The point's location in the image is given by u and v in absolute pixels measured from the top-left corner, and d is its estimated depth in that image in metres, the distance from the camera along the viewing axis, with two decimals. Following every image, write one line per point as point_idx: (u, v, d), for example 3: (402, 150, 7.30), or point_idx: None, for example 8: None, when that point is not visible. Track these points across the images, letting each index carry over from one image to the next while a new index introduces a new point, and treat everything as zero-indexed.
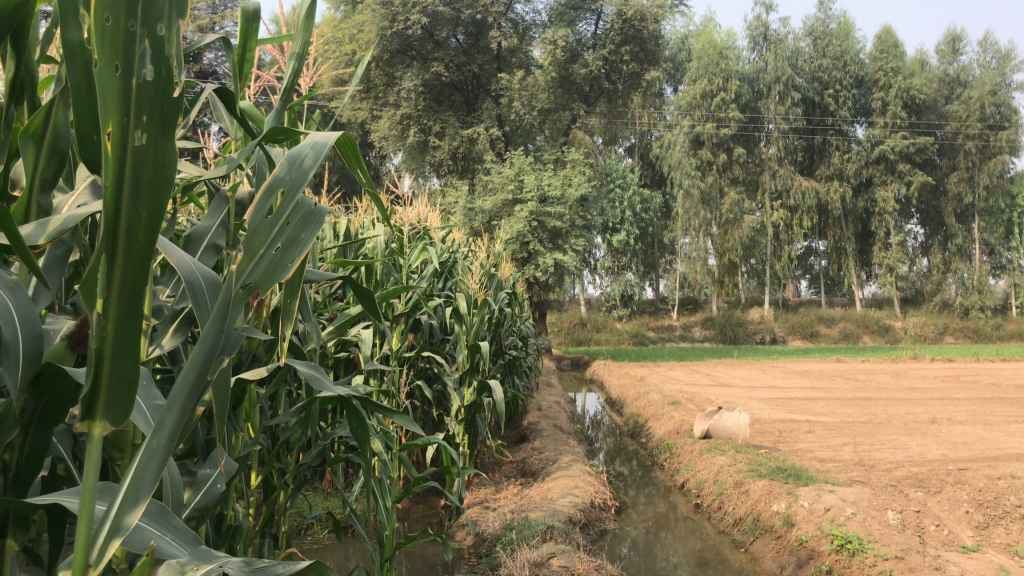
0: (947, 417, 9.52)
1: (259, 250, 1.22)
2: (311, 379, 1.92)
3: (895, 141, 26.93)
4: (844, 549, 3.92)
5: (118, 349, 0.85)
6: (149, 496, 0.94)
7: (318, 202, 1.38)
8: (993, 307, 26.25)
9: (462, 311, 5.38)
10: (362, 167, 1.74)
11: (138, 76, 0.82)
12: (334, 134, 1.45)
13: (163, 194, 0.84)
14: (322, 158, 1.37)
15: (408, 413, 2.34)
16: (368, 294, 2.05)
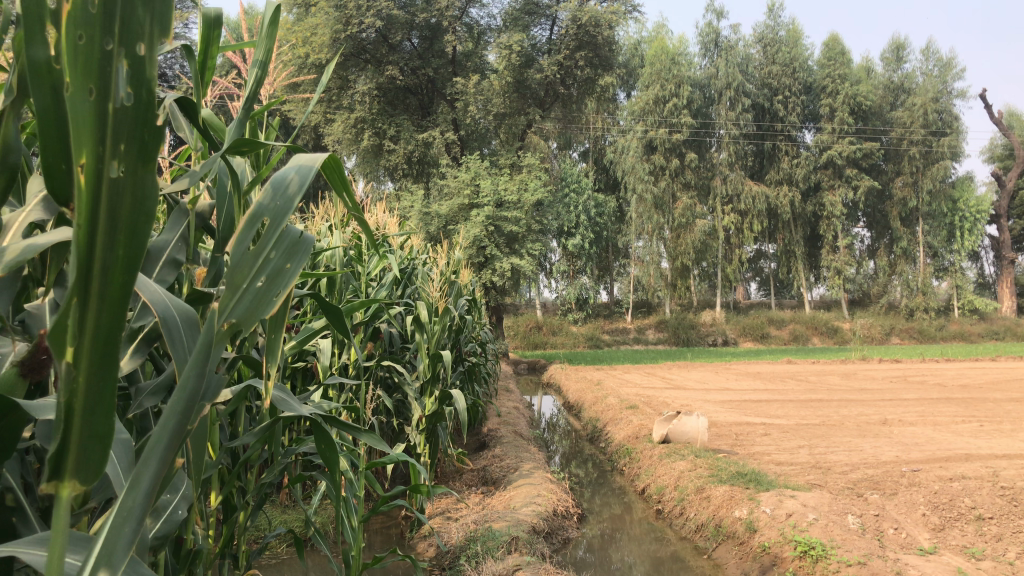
0: (898, 418, 9.69)
1: (243, 285, 1.16)
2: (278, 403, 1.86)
3: (842, 146, 27.48)
4: (807, 556, 3.95)
5: (90, 404, 0.73)
6: (123, 562, 0.83)
7: (304, 231, 1.35)
8: (936, 308, 26.96)
9: (423, 320, 5.32)
10: (345, 189, 1.70)
11: (116, 101, 0.70)
12: (319, 157, 1.41)
13: (143, 229, 0.71)
14: (307, 184, 1.33)
15: (376, 432, 2.27)
16: (338, 313, 1.98)
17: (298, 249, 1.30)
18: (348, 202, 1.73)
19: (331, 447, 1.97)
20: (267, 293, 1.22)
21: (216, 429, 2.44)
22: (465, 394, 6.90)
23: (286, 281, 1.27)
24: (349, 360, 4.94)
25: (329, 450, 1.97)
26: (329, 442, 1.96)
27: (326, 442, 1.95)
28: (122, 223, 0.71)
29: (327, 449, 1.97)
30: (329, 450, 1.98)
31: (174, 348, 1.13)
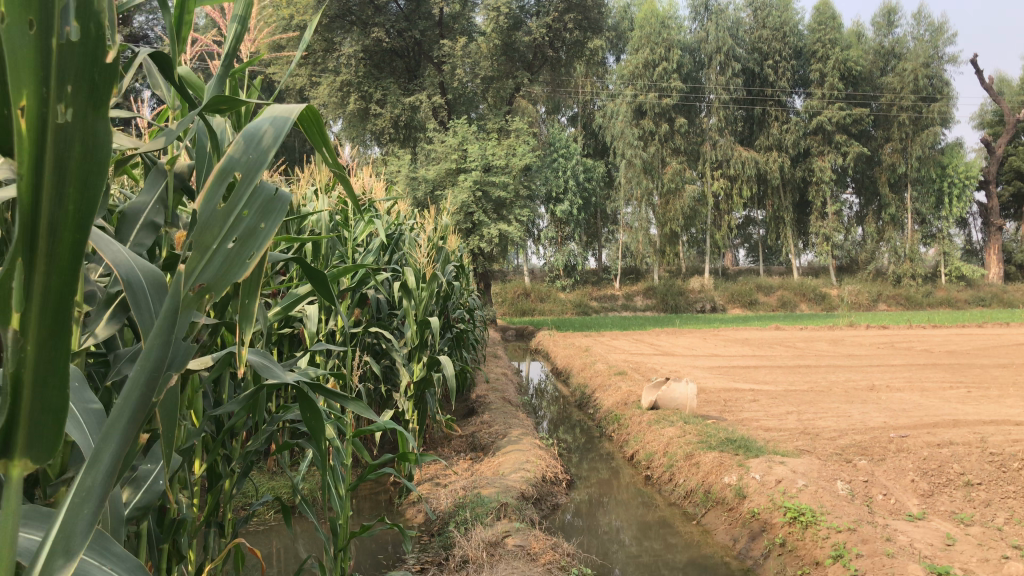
0: (886, 384, 9.72)
1: (212, 245, 1.11)
2: (260, 371, 1.80)
3: (832, 112, 27.33)
4: (797, 522, 3.94)
5: (42, 373, 0.69)
6: (84, 546, 0.78)
7: (276, 187, 1.29)
8: (923, 275, 27.12)
9: (410, 286, 5.25)
10: (324, 143, 1.63)
11: (59, 37, 0.65)
12: (295, 106, 1.33)
13: (96, 182, 0.68)
14: (280, 136, 1.24)
15: (362, 399, 2.22)
16: (322, 279, 1.92)
17: (273, 208, 1.26)
18: (328, 158, 1.66)
19: (315, 414, 1.92)
20: (239, 255, 1.17)
21: (198, 396, 2.39)
22: (453, 360, 6.86)
23: (261, 242, 1.22)
24: (336, 327, 4.89)
25: (314, 419, 1.92)
26: (314, 410, 1.91)
27: (310, 411, 1.90)
28: (69, 174, 0.68)
29: (312, 418, 1.92)
30: (314, 419, 1.93)
31: (140, 311, 1.08)
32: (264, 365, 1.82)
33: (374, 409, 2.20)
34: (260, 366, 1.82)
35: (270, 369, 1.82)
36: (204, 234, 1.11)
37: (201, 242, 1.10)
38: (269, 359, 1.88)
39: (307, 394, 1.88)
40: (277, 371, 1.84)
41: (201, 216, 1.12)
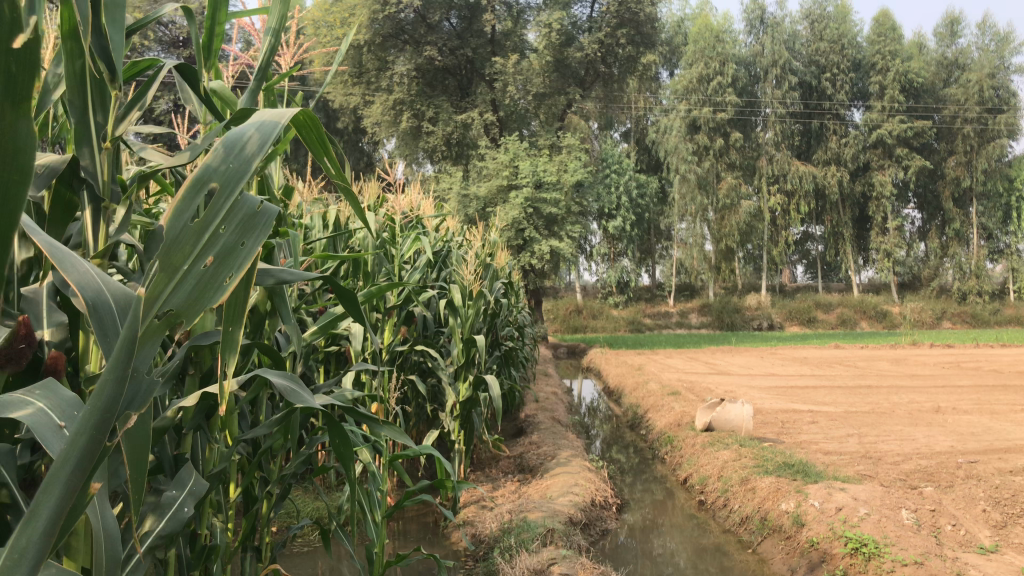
0: (953, 406, 9.33)
1: (180, 268, 1.04)
2: (287, 394, 1.72)
3: (892, 125, 26.68)
4: (858, 553, 3.74)
5: None
6: None
7: (261, 201, 1.22)
8: (990, 291, 26.29)
9: (456, 304, 5.18)
10: (330, 160, 1.63)
11: None
12: (287, 113, 1.25)
13: None
14: (267, 145, 1.16)
15: (398, 424, 2.12)
16: (352, 299, 1.85)
17: (256, 225, 1.18)
18: (332, 171, 1.66)
19: (345, 440, 1.83)
20: (216, 275, 1.10)
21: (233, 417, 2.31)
22: (501, 379, 6.75)
23: (241, 260, 1.15)
24: (382, 345, 4.83)
25: (344, 446, 1.84)
26: (343, 436, 1.83)
27: (339, 437, 1.82)
28: None
29: (341, 446, 1.84)
30: (344, 446, 1.84)
31: (107, 334, 1.05)
32: (290, 389, 1.75)
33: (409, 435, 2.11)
34: (284, 388, 1.74)
35: (298, 392, 1.75)
36: (173, 253, 1.04)
37: (170, 263, 1.03)
38: (296, 382, 1.80)
39: (336, 421, 1.80)
40: (303, 396, 1.76)
41: (170, 236, 1.04)
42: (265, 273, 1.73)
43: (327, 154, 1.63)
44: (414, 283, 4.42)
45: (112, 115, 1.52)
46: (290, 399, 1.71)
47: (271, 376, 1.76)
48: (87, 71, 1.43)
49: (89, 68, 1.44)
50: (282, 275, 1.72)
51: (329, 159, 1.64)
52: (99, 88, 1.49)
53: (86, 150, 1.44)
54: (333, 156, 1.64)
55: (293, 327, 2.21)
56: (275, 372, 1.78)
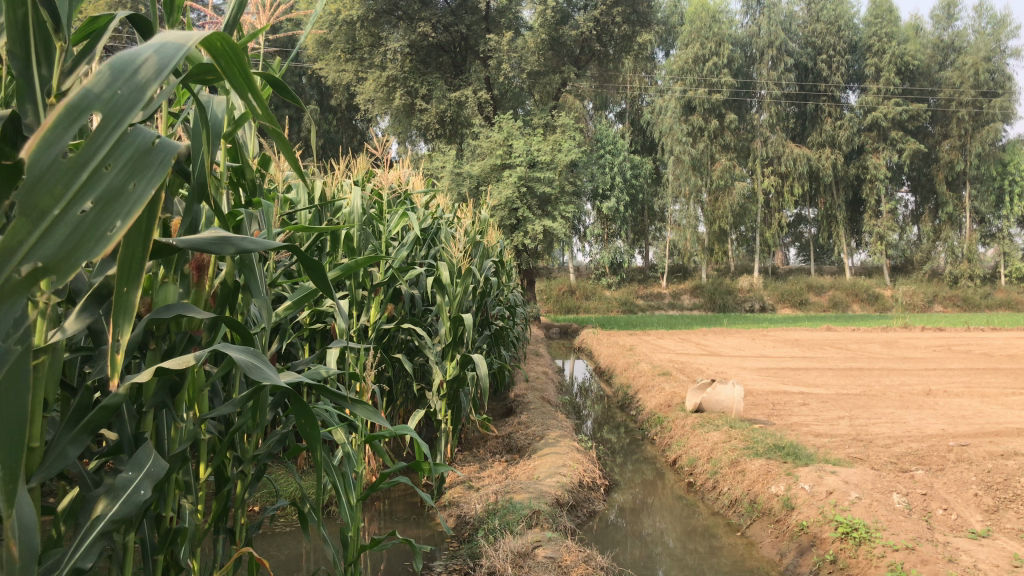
0: (943, 388, 9.30)
1: (48, 212, 1.00)
2: (246, 370, 1.63)
3: (888, 108, 26.54)
4: (849, 538, 3.67)
5: None
6: None
7: (158, 141, 1.16)
8: (982, 276, 26.32)
9: (444, 281, 5.06)
10: (250, 90, 1.42)
11: None
12: (191, 36, 1.16)
13: None
14: (164, 74, 1.07)
15: (372, 404, 2.03)
16: (319, 271, 1.74)
17: (145, 167, 1.13)
18: (253, 102, 1.47)
19: (310, 419, 1.73)
20: (95, 225, 1.06)
21: (203, 394, 2.22)
22: (490, 358, 6.67)
23: (128, 207, 1.10)
24: (368, 324, 4.74)
25: (311, 427, 1.74)
26: (310, 418, 1.73)
27: (305, 417, 1.72)
28: None
29: (309, 427, 1.75)
30: (310, 427, 1.76)
31: None
32: (253, 365, 1.65)
33: (383, 414, 2.02)
34: (245, 365, 1.65)
35: (260, 368, 1.66)
36: (38, 197, 0.99)
37: (34, 209, 0.99)
38: (260, 358, 1.71)
39: (302, 401, 1.71)
40: (268, 373, 1.68)
41: (35, 176, 0.99)
42: (224, 240, 1.61)
43: (246, 88, 1.43)
44: (399, 260, 4.32)
45: (57, 69, 1.39)
46: (250, 376, 1.62)
47: (232, 352, 1.66)
48: (32, 20, 1.30)
49: (34, 17, 1.32)
50: (243, 244, 1.62)
51: (250, 90, 1.43)
52: (44, 37, 1.36)
53: (29, 105, 1.30)
54: (255, 86, 1.43)
55: (263, 303, 2.10)
56: (235, 348, 1.68)
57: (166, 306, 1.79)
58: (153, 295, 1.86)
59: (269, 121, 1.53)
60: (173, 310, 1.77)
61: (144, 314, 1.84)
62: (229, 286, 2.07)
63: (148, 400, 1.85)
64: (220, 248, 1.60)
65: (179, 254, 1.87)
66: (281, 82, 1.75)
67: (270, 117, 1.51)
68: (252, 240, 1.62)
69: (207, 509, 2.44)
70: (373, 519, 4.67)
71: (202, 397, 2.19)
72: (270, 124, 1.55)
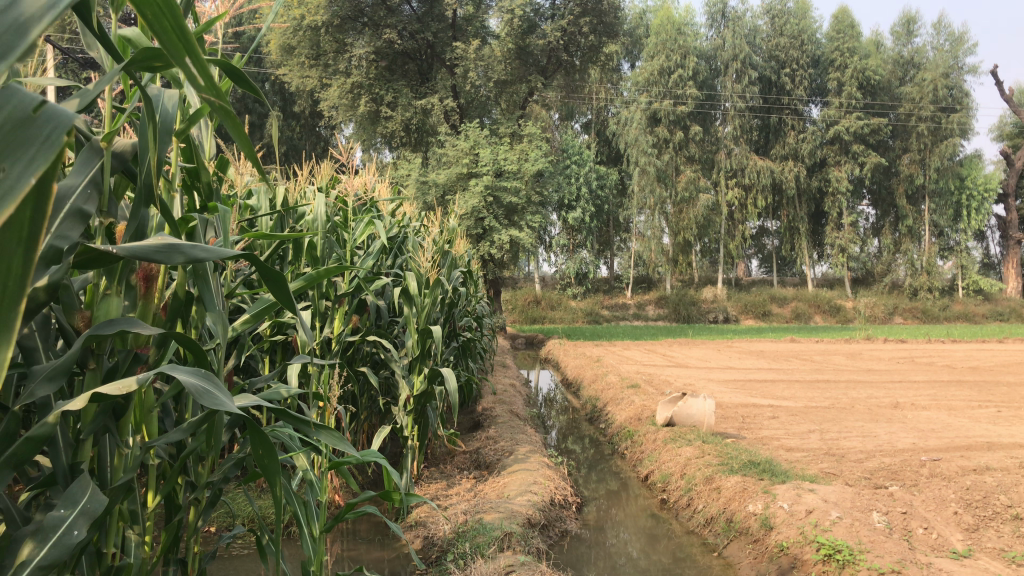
0: (911, 401, 9.30)
1: None
2: (196, 396, 1.43)
3: (849, 122, 26.82)
4: (832, 560, 3.56)
5: None
6: None
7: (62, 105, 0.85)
8: (940, 288, 26.70)
9: (411, 291, 4.88)
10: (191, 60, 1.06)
11: None
12: None
13: None
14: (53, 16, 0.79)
15: (338, 428, 1.85)
16: (281, 284, 1.56)
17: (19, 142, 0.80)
18: (198, 72, 1.08)
19: (268, 449, 1.54)
20: None
21: (151, 418, 2.02)
22: (458, 371, 6.49)
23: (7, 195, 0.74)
24: (331, 335, 4.59)
25: (271, 459, 1.55)
26: (270, 449, 1.54)
27: (263, 448, 1.53)
28: None
29: (269, 460, 1.57)
30: (267, 460, 1.57)
31: None
32: (204, 391, 1.47)
33: (348, 440, 1.83)
34: (196, 391, 1.46)
35: (212, 394, 1.48)
36: None
37: None
38: (212, 384, 1.52)
39: (260, 429, 1.52)
40: (223, 400, 1.49)
41: None
42: (171, 248, 1.42)
43: (187, 55, 1.08)
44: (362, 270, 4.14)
45: None
46: (200, 401, 1.43)
47: (181, 375, 1.47)
48: None
49: None
50: (190, 250, 1.42)
51: (192, 57, 1.07)
52: None
53: None
54: (200, 52, 1.08)
55: (217, 317, 1.91)
56: (184, 370, 1.50)
57: (108, 321, 1.60)
58: (93, 308, 1.67)
59: (221, 99, 1.15)
60: (117, 326, 1.58)
61: (81, 331, 1.66)
62: (180, 300, 1.88)
63: (86, 426, 1.66)
64: (166, 258, 1.41)
65: (123, 263, 1.68)
66: (242, 75, 1.56)
67: (219, 96, 1.14)
68: (201, 247, 1.42)
69: (154, 540, 2.24)
70: (335, 541, 4.45)
71: (149, 420, 2.01)
72: (227, 107, 1.21)
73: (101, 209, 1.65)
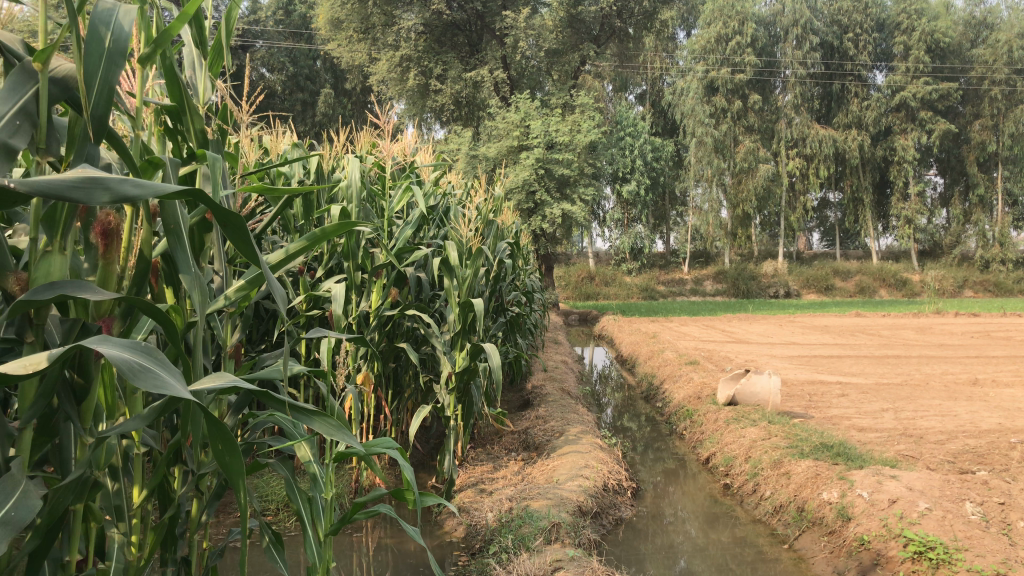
0: (991, 377, 8.72)
1: None
2: (127, 376, 1.16)
3: (917, 87, 25.57)
4: (924, 559, 3.15)
5: None
6: None
7: None
8: (1014, 260, 25.48)
9: (452, 262, 4.51)
10: None
11: None
12: None
13: None
14: None
15: (332, 417, 1.55)
16: (239, 228, 1.48)
17: None
18: None
19: (227, 442, 1.45)
20: None
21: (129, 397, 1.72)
22: (506, 348, 6.17)
23: None
24: (369, 310, 4.32)
25: (230, 457, 1.46)
26: (231, 446, 1.46)
27: (222, 442, 1.44)
28: None
29: (229, 458, 1.48)
30: (227, 456, 1.48)
31: None
32: (140, 367, 1.21)
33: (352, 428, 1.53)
34: (126, 368, 1.19)
35: (150, 372, 1.22)
36: None
37: None
38: (156, 361, 1.27)
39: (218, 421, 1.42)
40: (168, 381, 1.23)
41: None
42: (95, 182, 1.17)
43: None
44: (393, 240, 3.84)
45: None
46: (133, 382, 1.16)
47: (113, 349, 1.20)
48: None
49: None
50: (106, 187, 1.16)
51: None
52: None
53: None
54: None
55: (194, 283, 1.60)
56: (116, 343, 1.23)
57: (49, 283, 1.29)
58: (29, 267, 1.33)
59: None
60: (57, 291, 1.27)
61: (16, 296, 1.33)
62: (149, 262, 1.57)
63: (24, 411, 1.34)
64: (86, 194, 1.14)
65: (67, 209, 1.36)
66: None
67: None
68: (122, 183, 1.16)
69: (142, 540, 1.93)
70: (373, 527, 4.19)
71: (130, 403, 1.71)
72: None
73: (36, 146, 1.32)
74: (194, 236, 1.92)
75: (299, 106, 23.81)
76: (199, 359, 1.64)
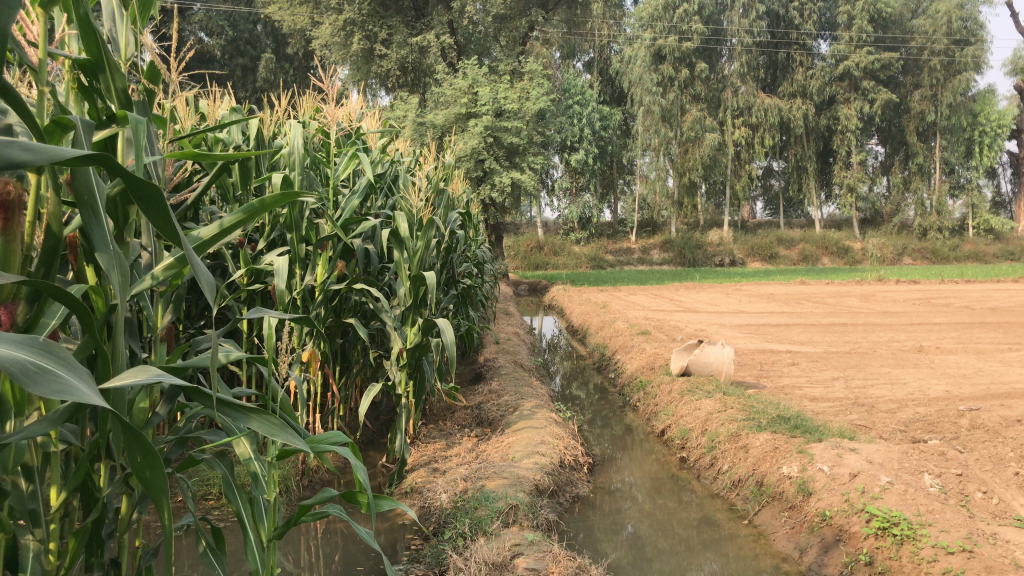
0: (936, 345, 8.83)
1: None
2: (22, 383, 1.02)
3: (860, 57, 25.82)
4: (888, 535, 3.10)
5: None
6: None
7: None
8: (950, 228, 26.06)
9: (402, 234, 4.32)
10: None
11: None
12: None
13: None
14: None
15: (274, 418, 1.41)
16: (159, 204, 1.30)
17: None
18: None
19: (149, 459, 1.36)
20: None
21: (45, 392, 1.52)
22: (458, 321, 6.00)
23: None
24: (315, 283, 4.14)
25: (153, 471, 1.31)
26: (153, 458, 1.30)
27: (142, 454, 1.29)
28: None
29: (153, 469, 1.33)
30: (148, 469, 1.38)
31: None
32: (38, 371, 1.07)
33: (295, 429, 1.43)
34: (20, 371, 1.05)
35: (51, 376, 1.08)
36: None
37: None
38: (57, 360, 1.13)
39: (139, 435, 1.32)
40: (73, 385, 1.10)
41: None
42: None
43: None
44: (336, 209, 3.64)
45: None
46: (28, 389, 1.03)
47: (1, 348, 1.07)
48: None
49: None
50: None
51: None
52: None
53: None
54: None
55: (114, 262, 1.40)
56: (7, 340, 1.09)
57: None
58: None
59: None
60: None
61: None
62: (59, 237, 1.36)
63: None
64: None
65: None
66: None
67: None
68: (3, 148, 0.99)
69: (63, 548, 1.75)
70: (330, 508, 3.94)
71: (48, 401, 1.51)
72: None
73: None
74: (114, 205, 1.71)
75: (240, 71, 23.08)
76: (121, 347, 1.45)
